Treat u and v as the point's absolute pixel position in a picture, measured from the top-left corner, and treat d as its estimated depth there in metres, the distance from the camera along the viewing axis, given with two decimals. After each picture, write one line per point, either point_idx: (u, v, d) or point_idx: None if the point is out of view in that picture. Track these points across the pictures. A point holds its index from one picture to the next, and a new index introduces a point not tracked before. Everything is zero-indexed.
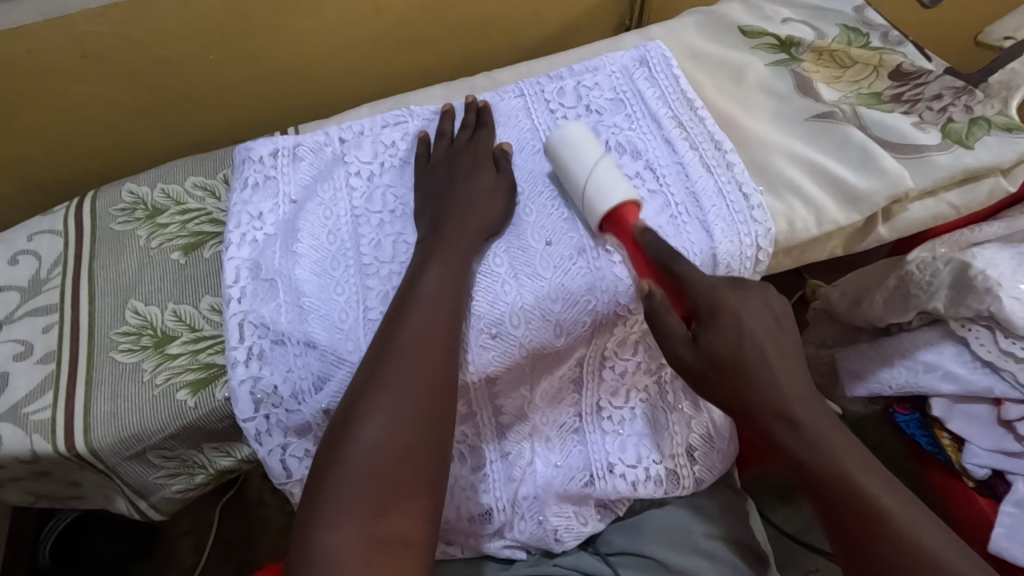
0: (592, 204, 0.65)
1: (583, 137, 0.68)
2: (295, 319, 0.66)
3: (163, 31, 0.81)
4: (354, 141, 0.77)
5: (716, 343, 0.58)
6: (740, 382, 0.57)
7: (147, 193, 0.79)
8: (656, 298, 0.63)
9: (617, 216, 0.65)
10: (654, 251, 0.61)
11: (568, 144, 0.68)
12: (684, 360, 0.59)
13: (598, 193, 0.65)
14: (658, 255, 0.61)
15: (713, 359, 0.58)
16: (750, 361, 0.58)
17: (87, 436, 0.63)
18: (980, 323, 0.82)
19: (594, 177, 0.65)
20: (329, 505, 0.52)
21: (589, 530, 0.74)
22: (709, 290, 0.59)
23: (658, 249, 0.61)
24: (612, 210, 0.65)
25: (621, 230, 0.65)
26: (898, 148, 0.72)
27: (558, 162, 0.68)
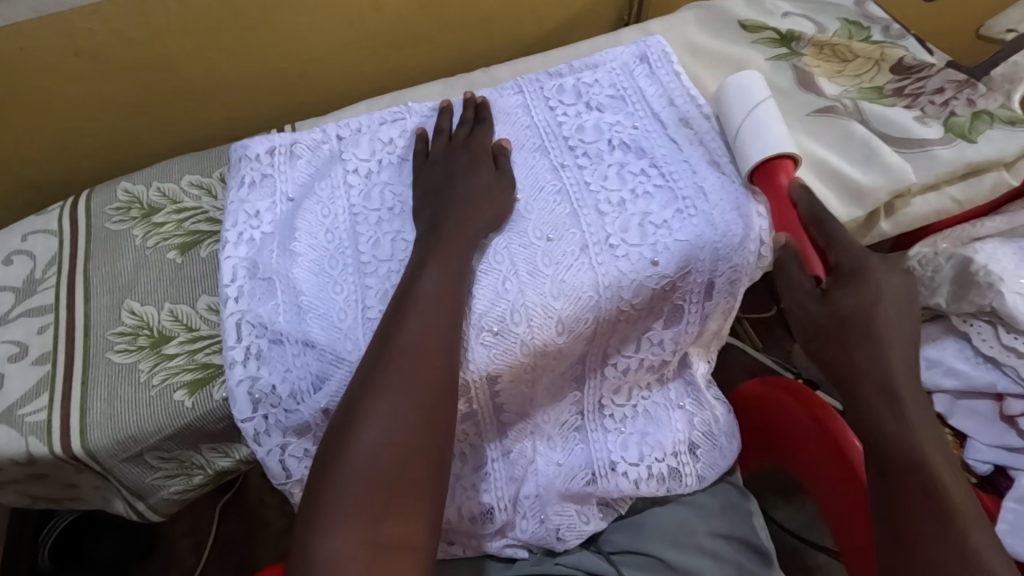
0: (745, 151, 0.69)
1: (758, 84, 0.74)
2: (293, 318, 0.65)
3: (159, 28, 0.80)
4: (352, 138, 0.76)
5: (851, 301, 0.61)
6: (872, 342, 0.59)
7: (143, 192, 0.78)
8: (788, 250, 0.66)
9: (765, 166, 0.69)
10: (808, 211, 0.66)
11: (734, 94, 0.72)
12: (809, 310, 0.62)
13: (752, 139, 0.69)
14: (812, 215, 0.66)
15: (840, 316, 0.61)
16: (861, 325, 0.60)
17: (84, 438, 0.62)
18: (981, 319, 0.83)
19: (750, 124, 0.69)
20: (330, 507, 0.51)
21: (591, 529, 0.73)
22: (858, 254, 0.63)
23: (811, 209, 0.66)
24: (763, 162, 0.68)
25: (766, 177, 0.68)
26: (901, 143, 0.71)
27: (723, 109, 0.74)
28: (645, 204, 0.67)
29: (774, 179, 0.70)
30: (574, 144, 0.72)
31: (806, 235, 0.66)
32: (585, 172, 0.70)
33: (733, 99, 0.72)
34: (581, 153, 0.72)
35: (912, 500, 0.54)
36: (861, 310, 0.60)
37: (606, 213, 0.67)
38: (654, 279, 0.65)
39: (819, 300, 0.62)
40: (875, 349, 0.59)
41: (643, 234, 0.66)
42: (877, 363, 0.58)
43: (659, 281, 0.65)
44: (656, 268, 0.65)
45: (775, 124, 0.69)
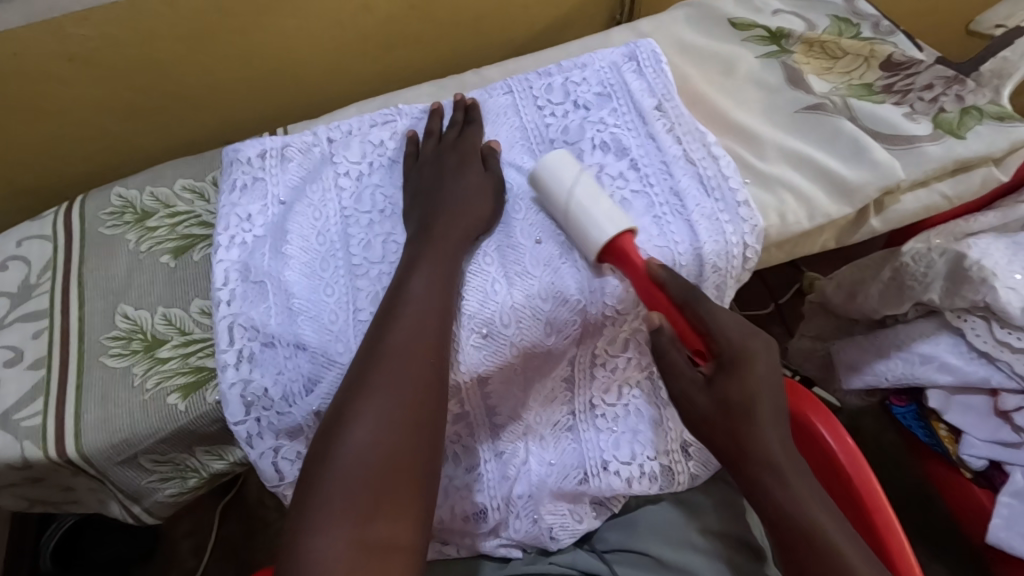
0: (587, 242, 0.64)
1: (564, 163, 0.66)
2: (284, 321, 0.65)
3: (150, 32, 0.81)
4: (343, 141, 0.77)
5: (733, 389, 0.59)
6: (752, 426, 0.58)
7: (136, 196, 0.79)
8: (662, 335, 0.61)
9: (614, 248, 0.63)
10: (678, 292, 0.61)
11: (555, 173, 0.66)
12: (697, 402, 0.60)
13: (593, 222, 0.63)
14: (685, 296, 0.60)
15: (723, 406, 0.59)
16: (744, 411, 0.58)
17: (78, 442, 0.63)
18: (974, 314, 0.82)
19: (588, 204, 0.64)
20: (318, 509, 0.52)
21: (584, 528, 0.73)
22: (734, 340, 0.59)
23: (682, 290, 0.61)
24: (608, 243, 0.63)
25: (629, 263, 0.63)
26: (890, 139, 0.71)
27: (541, 186, 0.67)
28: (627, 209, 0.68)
29: (758, 182, 0.71)
30: (563, 145, 0.73)
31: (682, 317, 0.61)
32: None
33: (549, 175, 0.66)
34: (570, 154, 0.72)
35: (814, 575, 0.55)
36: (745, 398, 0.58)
37: None
38: None
39: (705, 392, 0.60)
40: (763, 435, 0.58)
41: None
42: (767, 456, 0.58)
43: None
44: None
45: (598, 204, 0.64)
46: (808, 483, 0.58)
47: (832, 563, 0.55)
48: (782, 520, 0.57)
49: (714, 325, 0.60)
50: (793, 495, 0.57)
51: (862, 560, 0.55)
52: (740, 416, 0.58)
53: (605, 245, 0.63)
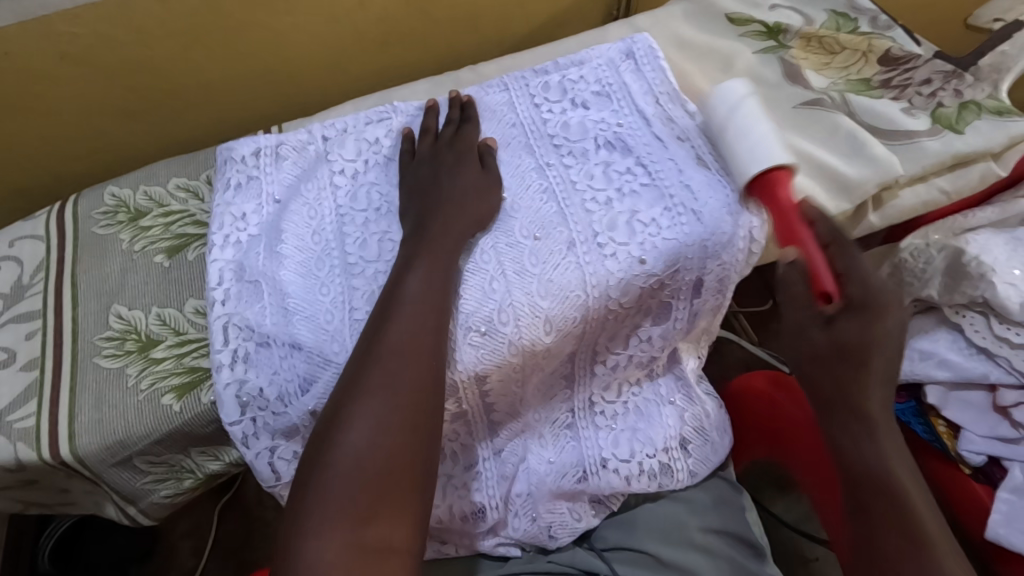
0: (742, 169, 0.65)
1: (743, 95, 0.71)
2: (280, 321, 0.65)
3: (143, 30, 0.80)
4: (337, 138, 0.76)
5: (852, 330, 0.58)
6: (863, 372, 0.58)
7: (130, 195, 0.78)
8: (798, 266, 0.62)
9: (762, 179, 0.65)
10: (827, 233, 0.64)
11: (720, 104, 0.70)
12: (810, 337, 0.60)
13: (753, 150, 0.65)
14: (830, 241, 0.63)
15: (839, 345, 0.58)
16: (860, 357, 0.58)
17: (72, 443, 0.62)
18: (973, 310, 0.84)
19: (747, 134, 0.66)
20: (315, 512, 0.51)
21: (583, 526, 0.73)
22: (872, 289, 0.60)
23: (829, 231, 0.63)
24: (759, 175, 0.65)
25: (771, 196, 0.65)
26: (888, 134, 0.71)
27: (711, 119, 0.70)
28: (632, 203, 0.67)
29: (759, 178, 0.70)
30: (560, 142, 0.72)
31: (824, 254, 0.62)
32: (571, 170, 0.70)
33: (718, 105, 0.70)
34: (567, 152, 0.71)
35: (887, 529, 0.55)
36: (864, 341, 0.58)
37: (593, 211, 0.67)
38: (642, 278, 0.65)
39: (823, 329, 0.60)
40: (869, 383, 0.58)
41: (631, 231, 0.66)
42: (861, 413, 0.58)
43: (647, 280, 0.65)
44: (643, 266, 0.65)
45: (760, 131, 0.66)
46: (895, 439, 0.58)
47: (908, 519, 0.54)
48: (857, 470, 0.58)
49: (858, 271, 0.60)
50: (880, 449, 0.57)
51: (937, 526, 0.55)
52: (856, 358, 0.58)
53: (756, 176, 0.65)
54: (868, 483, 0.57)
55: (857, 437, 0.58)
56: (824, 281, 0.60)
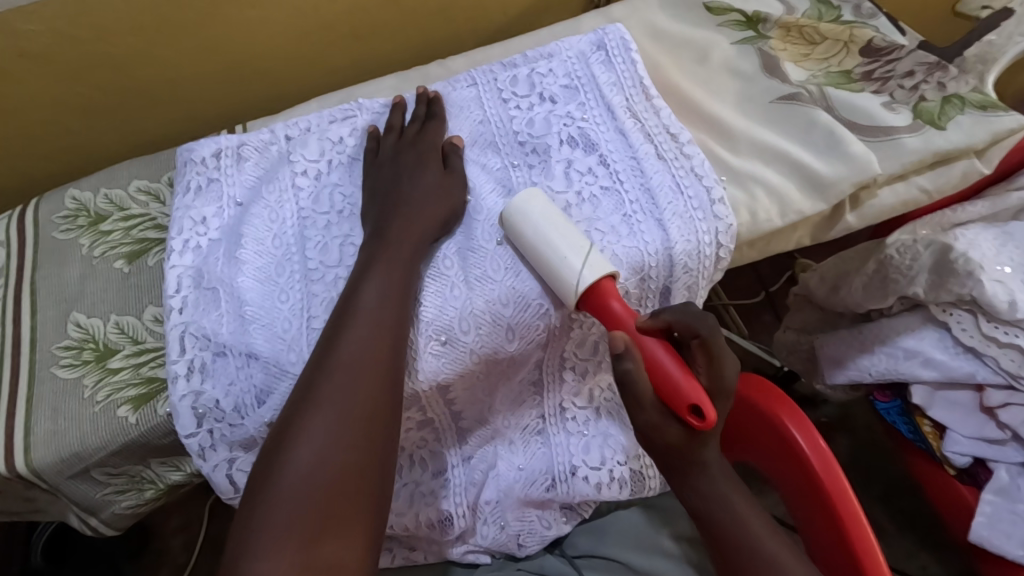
0: (562, 283, 0.59)
1: (548, 214, 0.61)
2: (236, 330, 0.63)
3: (103, 26, 0.77)
4: (300, 138, 0.74)
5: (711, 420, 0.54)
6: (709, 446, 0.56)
7: (90, 199, 0.76)
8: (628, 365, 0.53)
9: (595, 294, 0.58)
10: (687, 325, 0.53)
11: (524, 220, 0.61)
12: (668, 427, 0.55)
13: (561, 270, 0.59)
14: (697, 331, 0.53)
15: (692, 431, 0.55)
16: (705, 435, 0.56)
17: (27, 456, 0.61)
18: (961, 307, 0.79)
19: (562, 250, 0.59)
20: (261, 532, 0.50)
21: (553, 534, 0.72)
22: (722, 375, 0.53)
23: (689, 320, 0.53)
24: (588, 290, 0.58)
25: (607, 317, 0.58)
26: (866, 130, 0.68)
27: (537, 252, 0.60)
28: (591, 210, 0.65)
29: (733, 179, 0.67)
30: (525, 141, 0.70)
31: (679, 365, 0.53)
32: (535, 172, 0.68)
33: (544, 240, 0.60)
34: (532, 151, 0.69)
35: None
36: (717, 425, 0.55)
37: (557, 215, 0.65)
38: None
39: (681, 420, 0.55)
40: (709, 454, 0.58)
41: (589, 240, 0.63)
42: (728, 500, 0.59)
43: None
44: None
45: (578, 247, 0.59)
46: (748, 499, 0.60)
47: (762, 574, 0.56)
48: (733, 548, 0.58)
49: (727, 364, 0.53)
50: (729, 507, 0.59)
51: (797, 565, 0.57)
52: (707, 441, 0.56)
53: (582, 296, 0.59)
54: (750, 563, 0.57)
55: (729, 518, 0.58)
56: (687, 397, 0.52)
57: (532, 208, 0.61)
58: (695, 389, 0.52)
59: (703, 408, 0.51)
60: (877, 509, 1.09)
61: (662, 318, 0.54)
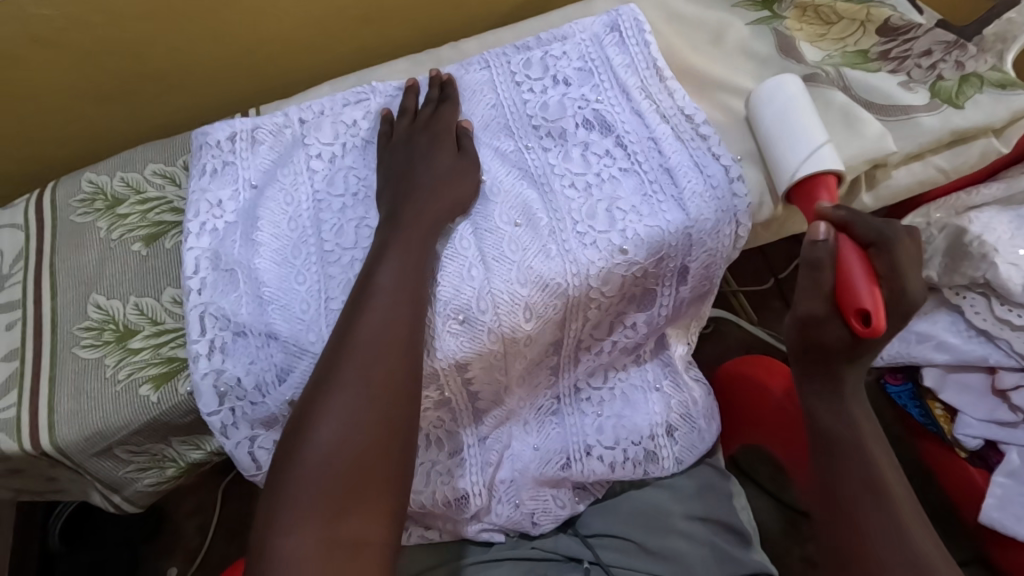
0: (783, 165, 0.65)
1: (798, 95, 0.67)
2: (255, 310, 0.64)
3: (116, 11, 0.77)
4: (314, 121, 0.74)
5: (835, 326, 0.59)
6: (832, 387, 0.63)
7: (107, 182, 0.77)
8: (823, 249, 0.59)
9: (808, 185, 0.64)
10: (868, 234, 0.58)
11: (768, 98, 0.67)
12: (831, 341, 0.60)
13: (789, 143, 0.64)
14: (872, 240, 0.58)
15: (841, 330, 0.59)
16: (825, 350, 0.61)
17: (52, 434, 0.63)
18: (974, 290, 0.80)
19: (790, 127, 0.65)
20: (286, 509, 0.51)
21: (567, 513, 0.73)
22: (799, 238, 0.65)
23: (871, 228, 0.59)
24: (806, 179, 0.64)
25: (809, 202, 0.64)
26: (883, 109, 0.68)
27: (773, 130, 0.66)
28: (613, 189, 0.66)
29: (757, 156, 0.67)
30: (540, 124, 0.70)
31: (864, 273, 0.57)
32: (551, 154, 0.69)
33: (775, 129, 0.66)
34: (548, 134, 0.70)
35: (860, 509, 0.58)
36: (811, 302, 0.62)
37: (572, 198, 0.66)
38: (624, 267, 0.64)
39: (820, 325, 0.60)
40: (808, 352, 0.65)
41: (612, 220, 0.65)
42: (851, 419, 0.62)
43: (628, 268, 0.64)
44: (623, 256, 0.64)
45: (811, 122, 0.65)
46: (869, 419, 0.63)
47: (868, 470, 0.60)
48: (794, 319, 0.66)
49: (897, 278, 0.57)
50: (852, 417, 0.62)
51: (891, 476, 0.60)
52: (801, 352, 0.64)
53: (798, 182, 0.64)
54: (857, 490, 0.59)
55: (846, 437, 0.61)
56: (863, 300, 0.55)
57: (785, 88, 0.67)
58: (872, 296, 0.55)
59: (874, 315, 0.55)
60: None
61: (842, 214, 0.60)
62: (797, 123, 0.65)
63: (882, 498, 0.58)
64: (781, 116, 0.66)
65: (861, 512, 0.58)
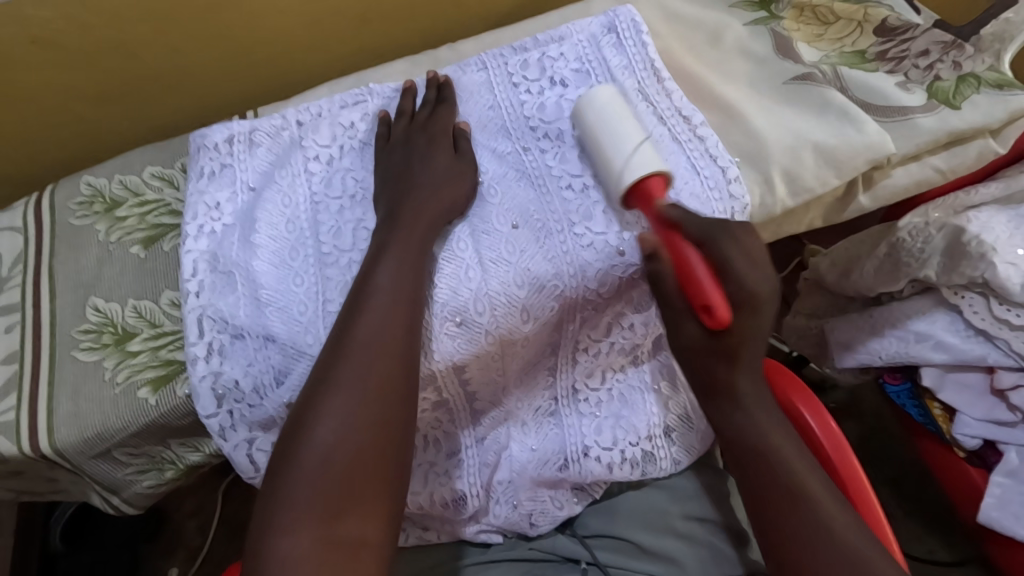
0: (613, 170, 0.62)
1: (614, 104, 0.65)
2: (253, 313, 0.64)
3: (114, 14, 0.77)
4: (311, 123, 0.74)
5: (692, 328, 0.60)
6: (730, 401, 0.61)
7: (105, 185, 0.77)
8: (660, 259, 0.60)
9: (644, 190, 0.61)
10: (697, 232, 0.57)
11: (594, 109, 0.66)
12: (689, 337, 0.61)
13: (612, 149, 0.62)
14: (703, 237, 0.57)
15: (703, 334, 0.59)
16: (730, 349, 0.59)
17: (51, 437, 0.63)
18: (973, 290, 0.79)
19: (608, 134, 0.63)
20: (283, 510, 0.51)
21: (565, 514, 0.73)
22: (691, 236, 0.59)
23: (701, 228, 0.57)
24: (640, 182, 0.61)
25: (648, 204, 0.60)
26: (880, 111, 0.68)
27: (597, 139, 0.64)
28: None
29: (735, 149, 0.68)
30: (538, 125, 0.70)
31: (697, 266, 0.56)
32: (549, 155, 0.68)
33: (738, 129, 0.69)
34: (545, 135, 0.70)
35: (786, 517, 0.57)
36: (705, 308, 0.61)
37: (570, 199, 0.66)
38: (620, 269, 0.64)
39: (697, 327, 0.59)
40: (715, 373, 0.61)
41: (609, 221, 0.64)
42: (758, 426, 0.61)
43: (626, 269, 0.64)
44: (621, 257, 0.64)
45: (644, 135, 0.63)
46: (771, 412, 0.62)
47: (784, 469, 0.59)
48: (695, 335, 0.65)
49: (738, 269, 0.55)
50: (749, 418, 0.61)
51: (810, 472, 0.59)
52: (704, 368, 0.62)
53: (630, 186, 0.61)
54: (776, 489, 0.59)
55: (758, 442, 0.60)
56: (703, 295, 0.55)
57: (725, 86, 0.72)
58: (715, 291, 0.54)
59: (713, 305, 0.54)
60: (885, 493, 1.09)
61: (673, 214, 0.59)
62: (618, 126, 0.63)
63: (800, 493, 0.58)
64: (607, 123, 0.64)
65: (789, 513, 0.57)
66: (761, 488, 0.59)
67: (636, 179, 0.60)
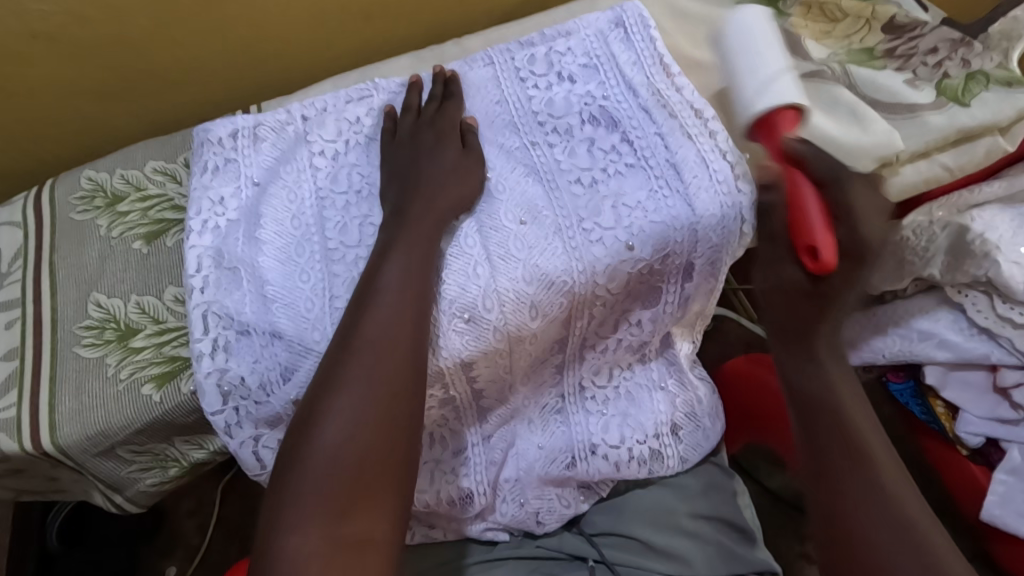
0: (752, 92, 0.65)
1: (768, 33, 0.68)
2: (259, 309, 0.64)
3: (115, 7, 0.76)
4: (317, 118, 0.73)
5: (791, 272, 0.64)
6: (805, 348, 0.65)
7: (106, 180, 0.76)
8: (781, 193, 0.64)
9: (771, 120, 0.65)
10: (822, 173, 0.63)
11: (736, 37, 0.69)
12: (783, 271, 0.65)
13: (748, 71, 0.66)
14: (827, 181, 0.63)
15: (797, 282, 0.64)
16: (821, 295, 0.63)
17: (52, 434, 0.62)
18: (976, 289, 0.79)
19: (764, 56, 0.66)
20: (291, 509, 0.51)
21: (572, 512, 0.73)
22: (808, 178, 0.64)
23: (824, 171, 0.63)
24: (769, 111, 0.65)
25: (772, 135, 0.65)
26: (890, 108, 0.69)
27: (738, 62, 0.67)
28: (618, 184, 0.66)
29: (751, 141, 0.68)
30: (546, 120, 0.70)
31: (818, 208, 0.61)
32: (558, 150, 0.68)
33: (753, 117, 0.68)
34: (554, 130, 0.69)
35: (842, 474, 0.60)
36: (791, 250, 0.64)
37: (579, 195, 0.65)
38: (631, 263, 0.64)
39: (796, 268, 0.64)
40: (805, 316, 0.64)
41: (618, 217, 0.64)
42: (826, 379, 0.64)
43: (635, 265, 0.64)
44: (631, 252, 0.63)
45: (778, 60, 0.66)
46: (837, 365, 0.65)
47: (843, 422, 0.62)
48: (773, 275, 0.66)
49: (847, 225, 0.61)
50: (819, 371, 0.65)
51: (869, 430, 0.62)
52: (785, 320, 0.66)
53: (765, 114, 0.65)
54: (835, 442, 0.61)
55: (821, 394, 0.64)
56: (812, 236, 0.60)
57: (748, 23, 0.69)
58: (823, 234, 0.60)
59: (820, 248, 0.60)
60: None
61: (802, 150, 0.64)
62: (760, 52, 0.66)
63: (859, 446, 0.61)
64: (743, 51, 0.67)
65: (842, 470, 0.60)
66: (820, 435, 0.63)
67: (765, 108, 0.64)
